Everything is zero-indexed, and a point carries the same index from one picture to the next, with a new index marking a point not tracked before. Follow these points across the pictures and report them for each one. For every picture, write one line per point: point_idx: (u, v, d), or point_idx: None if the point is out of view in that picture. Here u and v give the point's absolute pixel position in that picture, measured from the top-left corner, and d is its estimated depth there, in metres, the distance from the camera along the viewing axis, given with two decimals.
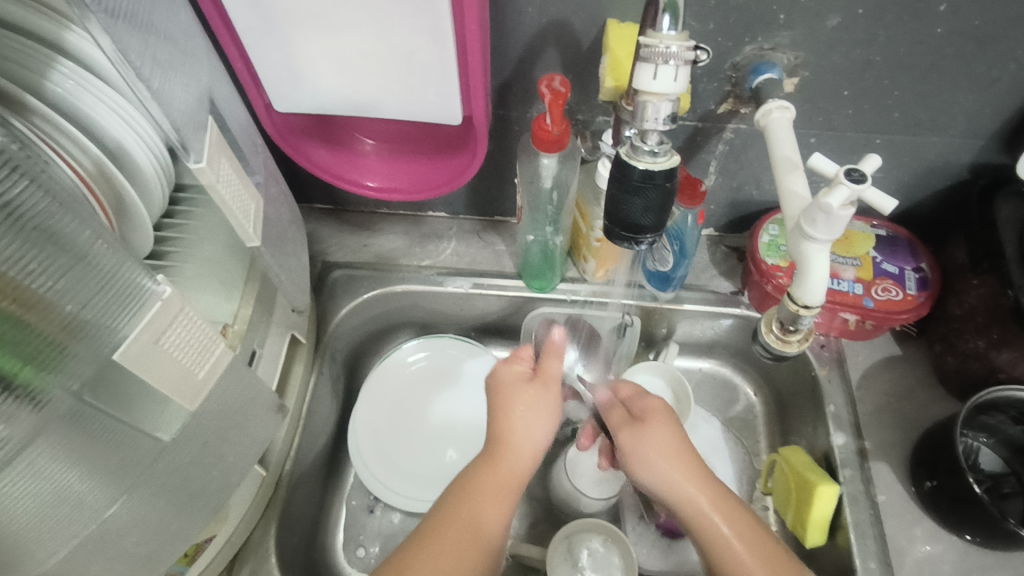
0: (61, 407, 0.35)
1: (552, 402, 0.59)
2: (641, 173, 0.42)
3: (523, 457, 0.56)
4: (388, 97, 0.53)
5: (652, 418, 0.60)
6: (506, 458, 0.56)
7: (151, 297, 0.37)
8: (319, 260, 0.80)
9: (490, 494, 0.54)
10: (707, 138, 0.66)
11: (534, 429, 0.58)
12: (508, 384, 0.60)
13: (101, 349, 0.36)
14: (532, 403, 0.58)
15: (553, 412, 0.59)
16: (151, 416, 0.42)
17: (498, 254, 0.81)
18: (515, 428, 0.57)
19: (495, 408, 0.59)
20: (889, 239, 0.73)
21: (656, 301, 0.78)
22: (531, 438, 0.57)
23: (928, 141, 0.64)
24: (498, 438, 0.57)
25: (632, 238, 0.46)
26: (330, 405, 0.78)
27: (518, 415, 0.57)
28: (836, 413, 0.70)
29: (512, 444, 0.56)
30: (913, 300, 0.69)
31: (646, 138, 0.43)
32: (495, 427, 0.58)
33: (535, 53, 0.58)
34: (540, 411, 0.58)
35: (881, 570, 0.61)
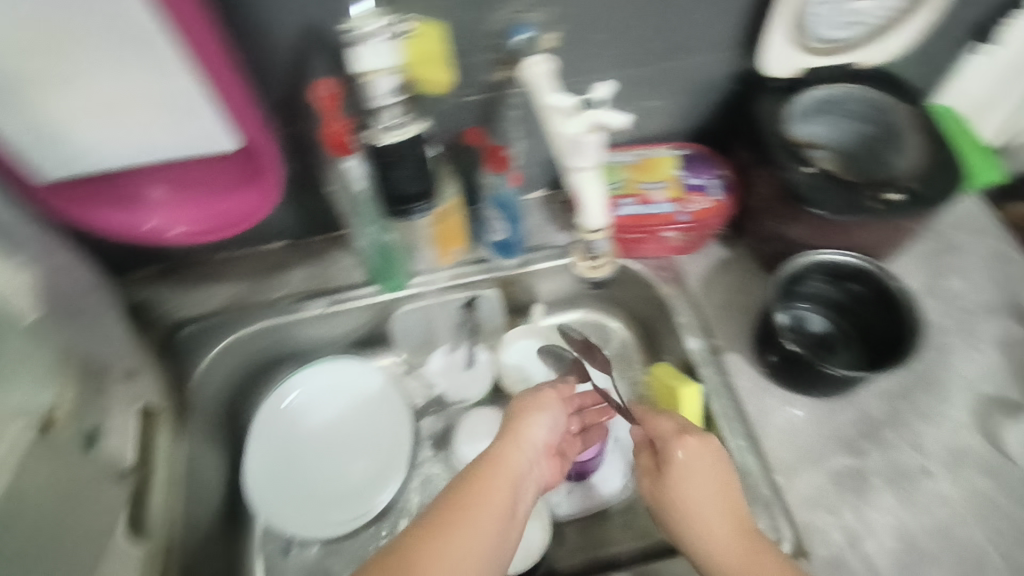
0: None
1: (557, 407, 0.64)
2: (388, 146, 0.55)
3: (525, 457, 0.58)
4: (157, 139, 0.52)
5: (698, 474, 0.58)
6: (507, 452, 0.57)
7: None
8: (162, 323, 0.77)
9: (486, 499, 0.52)
10: (499, 105, 0.70)
11: (539, 429, 0.61)
12: (527, 401, 0.63)
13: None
14: (542, 407, 0.63)
15: (552, 414, 0.63)
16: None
17: (345, 267, 0.82)
18: (525, 430, 0.60)
19: (509, 416, 0.62)
20: (689, 157, 0.80)
21: (503, 271, 0.81)
22: (533, 436, 0.60)
23: (687, 63, 0.71)
24: (508, 433, 0.60)
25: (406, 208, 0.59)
26: (216, 461, 0.76)
27: (527, 420, 0.61)
28: (685, 322, 0.77)
29: (520, 444, 0.58)
30: (719, 204, 0.76)
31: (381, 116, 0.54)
32: (506, 430, 0.60)
33: (302, 66, 0.59)
34: (546, 411, 0.63)
35: (750, 445, 0.68)
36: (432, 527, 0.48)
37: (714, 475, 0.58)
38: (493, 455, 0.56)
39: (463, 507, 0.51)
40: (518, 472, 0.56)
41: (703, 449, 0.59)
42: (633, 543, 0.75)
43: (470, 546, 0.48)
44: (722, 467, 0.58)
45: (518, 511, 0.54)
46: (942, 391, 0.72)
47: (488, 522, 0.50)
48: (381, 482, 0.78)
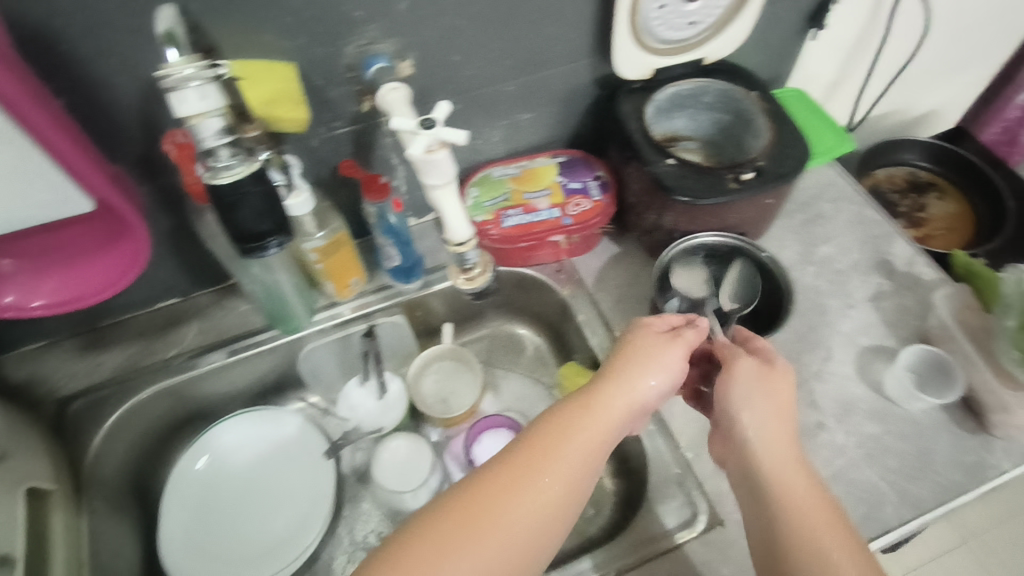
0: None
1: (674, 365, 0.59)
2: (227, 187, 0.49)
3: (606, 425, 0.54)
4: (0, 210, 0.50)
5: (777, 373, 0.59)
6: (615, 397, 0.56)
7: None
8: (51, 400, 0.73)
9: (589, 435, 0.53)
10: (372, 135, 0.71)
11: (652, 388, 0.57)
12: (641, 341, 0.60)
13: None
14: (659, 359, 0.59)
15: (672, 373, 0.59)
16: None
17: (244, 314, 0.80)
18: (641, 378, 0.57)
19: (625, 349, 0.60)
20: (568, 163, 0.83)
21: (407, 295, 0.82)
22: (645, 391, 0.57)
23: (547, 75, 0.75)
24: (618, 374, 0.58)
25: (259, 245, 0.52)
26: (127, 535, 0.72)
27: (649, 363, 0.58)
28: (586, 319, 0.79)
29: (631, 395, 0.56)
30: (599, 205, 0.80)
31: (216, 156, 0.49)
32: (601, 382, 0.57)
33: (155, 119, 0.58)
34: (658, 367, 0.58)
35: (657, 426, 0.72)
36: (537, 459, 0.51)
37: (775, 400, 0.57)
38: (602, 399, 0.56)
39: (572, 438, 0.53)
40: (615, 428, 0.55)
41: (773, 378, 0.58)
42: (568, 541, 0.76)
43: (557, 482, 0.50)
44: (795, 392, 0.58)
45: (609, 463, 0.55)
46: (825, 349, 0.78)
47: (574, 460, 0.52)
48: (303, 528, 0.76)
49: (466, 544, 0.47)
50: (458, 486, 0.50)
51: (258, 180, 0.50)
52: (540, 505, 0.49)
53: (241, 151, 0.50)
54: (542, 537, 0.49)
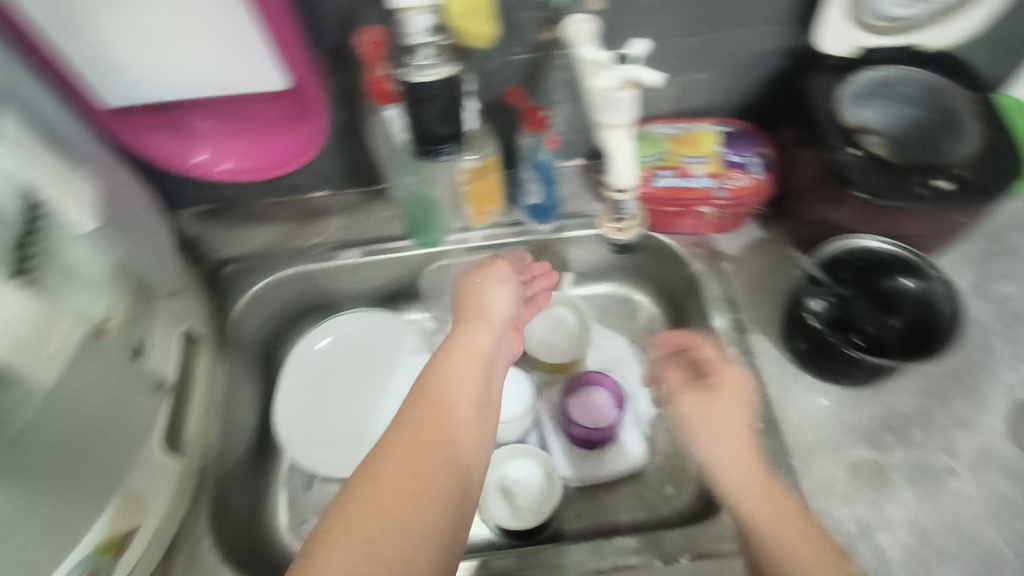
0: None
1: (506, 274, 0.69)
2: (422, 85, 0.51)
3: (492, 328, 0.62)
4: (208, 70, 0.55)
5: (727, 391, 0.65)
6: (472, 324, 0.62)
7: None
8: (210, 259, 0.82)
9: (459, 350, 0.58)
10: (544, 67, 0.70)
11: (498, 301, 0.65)
12: (490, 274, 0.68)
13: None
14: (496, 276, 0.68)
15: (510, 285, 0.68)
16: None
17: (383, 219, 0.84)
18: (487, 301, 0.65)
19: (463, 292, 0.66)
20: (732, 133, 0.78)
21: (540, 235, 0.82)
22: (496, 310, 0.64)
23: (739, 35, 0.69)
24: (467, 313, 0.63)
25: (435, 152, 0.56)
26: (249, 393, 0.80)
27: (490, 293, 0.66)
28: (714, 299, 0.76)
29: (485, 317, 0.63)
30: (759, 183, 0.74)
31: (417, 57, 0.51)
32: (464, 313, 0.64)
33: (354, 14, 0.61)
34: (501, 283, 0.67)
35: (768, 427, 0.67)
36: (441, 365, 0.56)
37: (733, 416, 0.63)
38: (464, 328, 0.61)
39: (457, 349, 0.58)
40: (486, 343, 0.60)
41: (723, 397, 0.65)
42: (642, 512, 0.76)
43: (468, 378, 0.56)
44: (741, 405, 0.64)
45: (492, 376, 0.59)
46: (977, 393, 0.70)
47: (464, 362, 0.57)
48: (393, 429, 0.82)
49: (419, 451, 0.49)
50: (392, 424, 0.51)
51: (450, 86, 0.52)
52: (467, 400, 0.54)
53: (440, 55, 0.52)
54: (477, 429, 0.53)
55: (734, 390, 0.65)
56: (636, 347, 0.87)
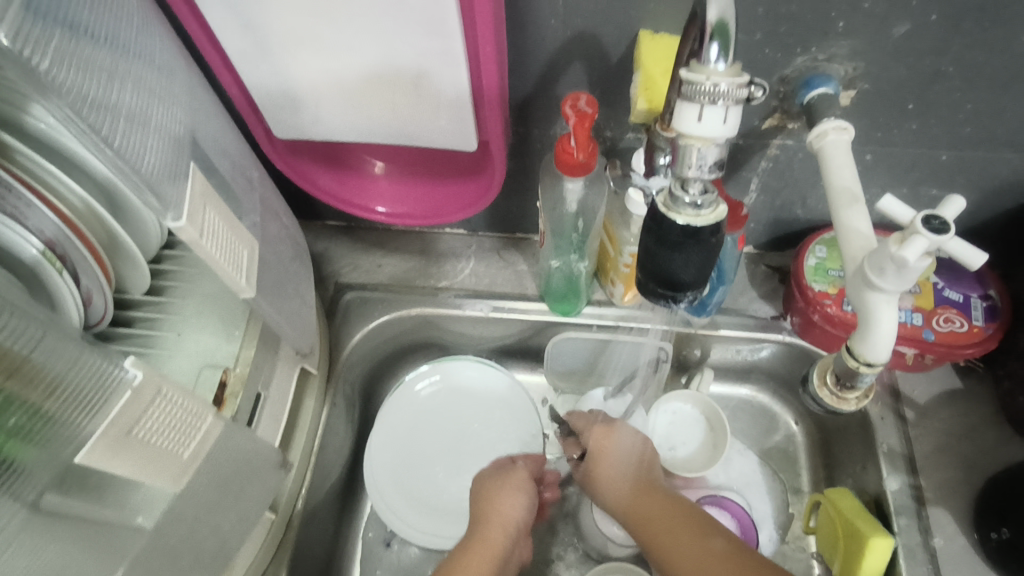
0: (18, 518, 0.30)
1: (524, 484, 0.68)
2: (682, 229, 0.33)
3: (506, 538, 0.63)
4: (398, 122, 0.48)
5: (604, 451, 0.69)
6: (488, 534, 0.63)
7: (119, 387, 0.32)
8: (331, 282, 0.76)
9: (476, 559, 0.60)
10: (749, 155, 0.60)
11: (515, 509, 0.65)
12: (501, 481, 0.68)
13: (62, 449, 0.31)
14: (510, 485, 0.68)
15: (527, 492, 0.68)
16: (124, 496, 0.37)
17: (518, 274, 0.76)
18: (502, 507, 0.65)
19: (481, 495, 0.67)
20: (950, 261, 0.66)
21: (690, 326, 0.72)
22: (511, 517, 0.65)
23: (1002, 158, 0.57)
24: (481, 517, 0.64)
25: (670, 296, 0.38)
26: (346, 433, 0.75)
27: (501, 499, 0.66)
28: (890, 452, 0.64)
29: (500, 527, 0.64)
30: (979, 332, 0.62)
31: (687, 186, 0.33)
32: (477, 512, 0.65)
33: (559, 69, 0.52)
34: (519, 492, 0.67)
35: None
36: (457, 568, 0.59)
37: (628, 443, 0.69)
38: (485, 532, 0.63)
39: (473, 555, 0.61)
40: (500, 551, 0.62)
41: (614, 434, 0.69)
42: None
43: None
44: (629, 455, 0.69)
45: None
46: None
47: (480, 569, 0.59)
48: None
49: None
50: None
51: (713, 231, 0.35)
52: None
53: (713, 190, 0.34)
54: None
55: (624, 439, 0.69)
56: (768, 469, 0.76)
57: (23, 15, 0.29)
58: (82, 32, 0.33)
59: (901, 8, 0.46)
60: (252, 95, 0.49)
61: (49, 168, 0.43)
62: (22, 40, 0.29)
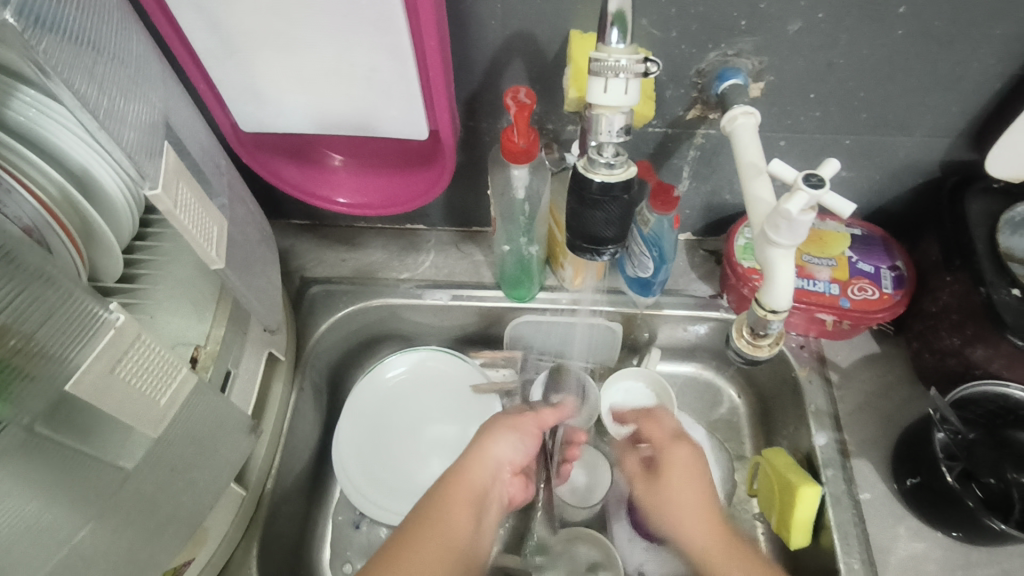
0: (13, 441, 0.35)
1: (524, 428, 0.64)
2: (600, 186, 0.42)
3: (486, 474, 0.59)
4: (355, 113, 0.53)
5: (672, 468, 0.63)
6: (471, 469, 0.59)
7: (103, 327, 0.37)
8: (297, 276, 0.80)
9: (454, 492, 0.57)
10: (678, 143, 0.66)
11: (503, 448, 0.62)
12: (503, 417, 0.65)
13: (54, 380, 0.35)
14: (505, 426, 0.63)
15: (521, 434, 0.64)
16: (109, 440, 0.41)
17: (476, 264, 0.81)
18: (490, 445, 0.61)
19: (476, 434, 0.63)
20: (863, 238, 0.73)
21: (637, 306, 0.78)
22: (498, 452, 0.61)
23: (896, 141, 0.65)
24: (469, 453, 0.60)
25: (594, 249, 0.47)
26: (314, 420, 0.78)
27: (496, 440, 0.62)
28: (817, 412, 0.70)
29: (484, 461, 0.60)
30: (888, 299, 0.68)
31: (602, 151, 0.42)
32: (470, 452, 0.61)
33: (501, 65, 0.58)
34: (511, 434, 0.63)
35: (864, 570, 0.61)
36: (422, 519, 0.53)
37: (696, 484, 0.61)
38: (465, 462, 0.60)
39: (452, 490, 0.57)
40: (480, 482, 0.59)
41: (677, 469, 0.62)
42: None
43: (441, 551, 0.52)
44: (693, 476, 0.62)
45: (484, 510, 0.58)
46: None
47: (463, 509, 0.56)
48: None
49: None
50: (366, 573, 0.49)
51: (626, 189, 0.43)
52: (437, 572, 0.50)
53: (625, 156, 0.43)
54: (465, 569, 0.52)
55: (682, 457, 0.63)
56: (714, 439, 0.81)
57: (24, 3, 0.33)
58: (69, 23, 0.37)
59: (792, 8, 0.53)
60: (218, 90, 0.53)
61: (30, 156, 0.45)
62: (25, 22, 0.33)
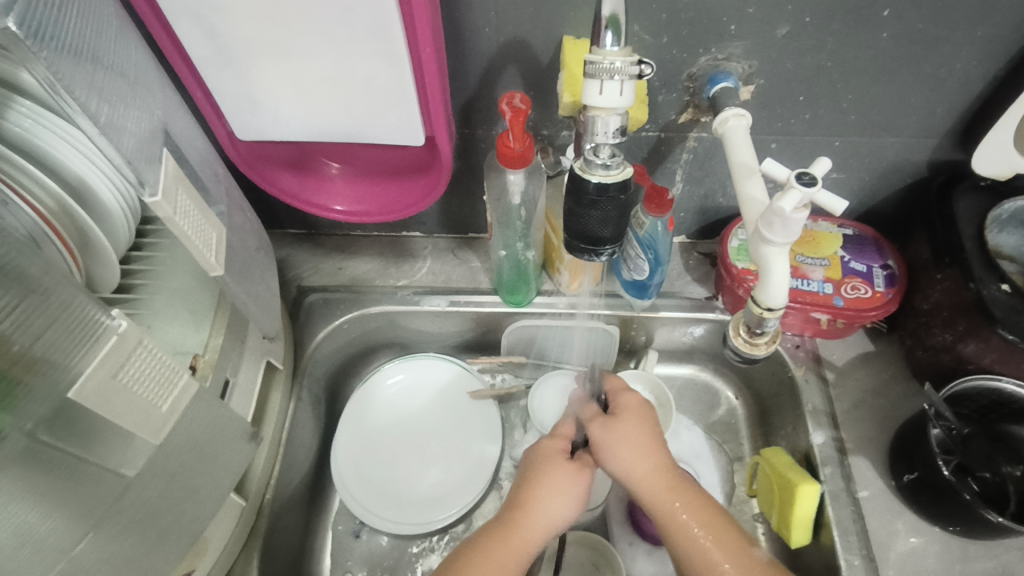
0: (15, 448, 0.35)
1: (580, 489, 0.60)
2: (597, 185, 0.42)
3: (536, 536, 0.57)
4: (351, 121, 0.54)
5: (628, 418, 0.62)
6: (521, 531, 0.57)
7: (106, 332, 0.37)
8: (294, 286, 0.80)
9: (503, 549, 0.56)
10: (671, 147, 0.67)
11: (558, 516, 0.59)
12: (551, 468, 0.61)
13: (57, 386, 0.35)
14: (563, 486, 0.60)
15: (580, 497, 0.60)
16: (113, 451, 0.41)
17: (473, 270, 0.81)
18: (541, 507, 0.58)
19: (526, 482, 0.61)
20: (855, 238, 0.74)
21: (633, 309, 0.78)
22: (552, 521, 0.59)
23: (885, 142, 0.66)
24: (522, 512, 0.58)
25: (591, 249, 0.47)
26: (312, 429, 0.77)
27: (550, 496, 0.59)
28: (815, 410, 0.71)
29: (537, 530, 0.58)
30: (881, 297, 0.69)
31: (598, 152, 0.42)
32: (519, 506, 0.59)
33: (496, 72, 0.59)
34: (568, 492, 0.60)
35: (865, 567, 0.62)
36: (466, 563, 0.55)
37: (643, 431, 0.61)
38: (516, 522, 0.58)
39: (498, 549, 0.55)
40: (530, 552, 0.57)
41: (626, 423, 0.62)
42: None
43: None
44: (650, 431, 0.62)
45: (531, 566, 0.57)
46: None
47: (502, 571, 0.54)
48: (454, 493, 0.76)
49: None
50: None
51: (623, 189, 0.43)
52: None
53: (620, 157, 0.44)
54: None
55: (634, 405, 0.63)
56: (713, 441, 0.81)
57: (26, 9, 0.34)
58: (69, 32, 0.37)
59: (780, 12, 0.54)
60: (215, 99, 0.53)
61: (22, 164, 0.44)
62: (27, 28, 0.33)
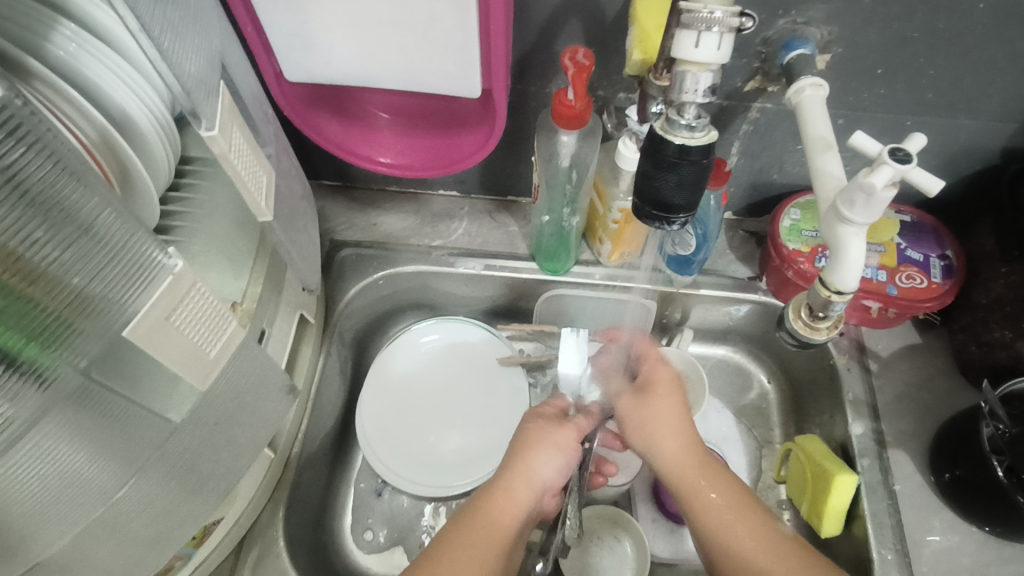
0: (69, 385, 0.34)
1: (566, 445, 0.61)
2: (678, 147, 0.39)
3: (529, 494, 0.57)
4: (406, 66, 0.51)
5: (669, 389, 0.62)
6: (511, 483, 0.57)
7: (161, 272, 0.35)
8: (328, 238, 0.78)
9: (498, 504, 0.56)
10: (732, 117, 0.64)
11: (546, 469, 0.59)
12: (544, 430, 0.61)
13: (111, 324, 0.34)
14: (550, 442, 0.60)
15: (567, 453, 0.61)
16: (161, 394, 0.40)
17: (510, 234, 0.79)
18: (531, 464, 0.59)
19: (517, 442, 0.61)
20: (912, 225, 0.71)
21: (673, 285, 0.76)
22: (540, 476, 0.59)
23: (961, 124, 0.62)
24: (513, 466, 0.59)
25: (663, 217, 0.43)
26: (339, 385, 0.76)
27: (538, 453, 0.59)
28: (855, 400, 0.69)
29: (527, 484, 0.58)
30: (937, 288, 0.66)
31: (683, 111, 0.40)
32: (510, 461, 0.60)
33: (558, 25, 0.56)
34: (557, 451, 0.60)
35: (898, 561, 0.60)
36: (472, 518, 0.55)
37: (680, 405, 0.61)
38: (506, 481, 0.58)
39: (494, 501, 0.56)
40: (522, 507, 0.57)
41: (666, 396, 0.61)
42: None
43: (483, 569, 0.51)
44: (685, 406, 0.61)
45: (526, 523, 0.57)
46: None
47: (501, 523, 0.55)
48: (477, 459, 0.75)
49: None
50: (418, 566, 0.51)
51: (704, 155, 0.41)
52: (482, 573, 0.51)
53: (705, 119, 0.41)
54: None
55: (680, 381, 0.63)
56: (742, 425, 0.79)
57: None
58: None
59: None
60: (267, 36, 0.50)
61: (66, 89, 0.40)
62: None
